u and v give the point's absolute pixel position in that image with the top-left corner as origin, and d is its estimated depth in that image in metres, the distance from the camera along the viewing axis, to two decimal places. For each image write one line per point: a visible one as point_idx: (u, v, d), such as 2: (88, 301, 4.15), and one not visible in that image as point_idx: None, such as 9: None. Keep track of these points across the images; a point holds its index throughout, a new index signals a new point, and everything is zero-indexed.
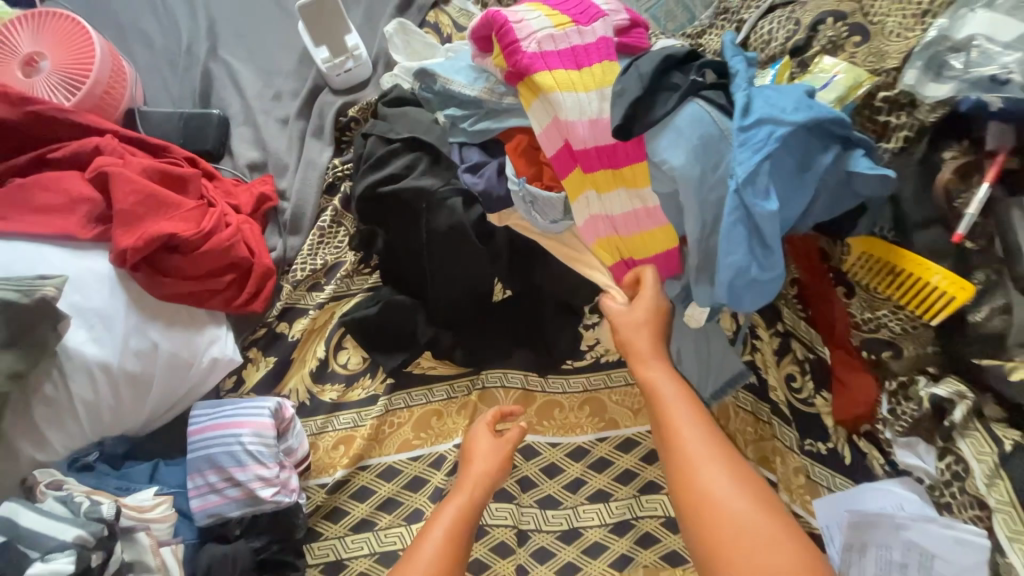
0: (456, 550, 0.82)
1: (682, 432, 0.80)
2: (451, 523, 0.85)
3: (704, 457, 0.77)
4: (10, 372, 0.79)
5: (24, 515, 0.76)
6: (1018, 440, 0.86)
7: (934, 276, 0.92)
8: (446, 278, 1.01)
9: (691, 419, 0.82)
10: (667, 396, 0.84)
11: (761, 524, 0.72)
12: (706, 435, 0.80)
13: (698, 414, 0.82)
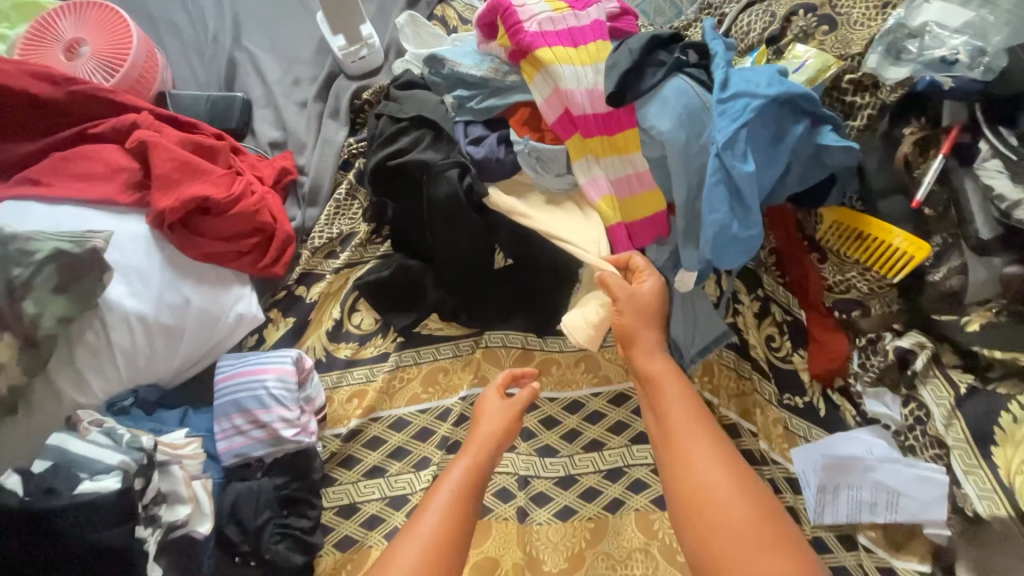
0: (462, 513, 0.86)
1: (681, 431, 0.87)
2: (457, 487, 0.90)
3: (703, 457, 0.83)
4: (61, 317, 0.87)
5: (74, 444, 0.84)
6: (972, 383, 0.97)
7: (896, 238, 1.02)
8: (441, 245, 1.11)
9: (692, 422, 0.88)
10: (670, 402, 0.91)
11: (757, 526, 0.76)
12: (704, 435, 0.86)
13: (698, 416, 0.88)
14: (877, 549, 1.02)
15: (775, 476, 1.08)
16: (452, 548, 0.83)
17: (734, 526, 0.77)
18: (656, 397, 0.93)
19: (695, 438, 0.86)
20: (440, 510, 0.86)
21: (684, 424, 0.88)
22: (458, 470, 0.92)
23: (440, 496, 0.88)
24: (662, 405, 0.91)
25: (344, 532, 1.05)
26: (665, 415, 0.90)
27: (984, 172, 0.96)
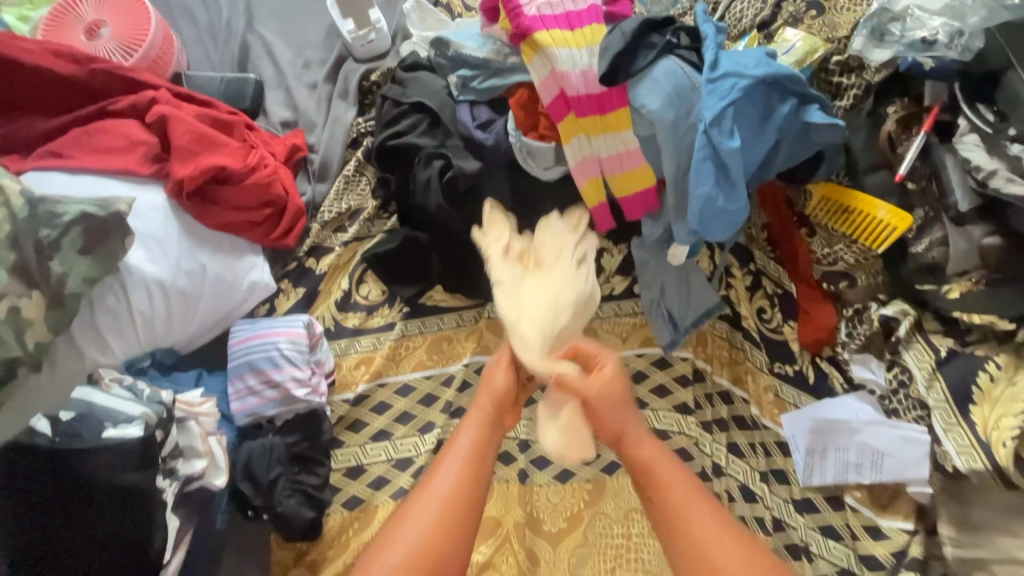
0: (474, 480, 0.83)
1: (710, 552, 0.73)
2: (468, 458, 0.85)
3: (721, 549, 0.73)
4: (86, 277, 0.91)
5: (97, 395, 0.89)
6: (952, 346, 1.02)
7: (880, 211, 1.07)
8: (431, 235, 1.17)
9: (725, 541, 0.74)
10: (674, 484, 0.79)
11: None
12: (743, 560, 0.72)
13: (736, 537, 0.74)
14: (862, 509, 1.07)
15: (766, 440, 1.12)
16: (459, 520, 0.80)
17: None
18: (671, 522, 0.77)
19: (733, 563, 0.72)
20: (449, 481, 0.82)
21: (717, 548, 0.73)
22: (466, 438, 0.87)
23: (447, 470, 0.83)
24: (687, 523, 0.76)
25: (352, 492, 1.09)
26: (689, 532, 0.75)
27: (962, 145, 1.00)
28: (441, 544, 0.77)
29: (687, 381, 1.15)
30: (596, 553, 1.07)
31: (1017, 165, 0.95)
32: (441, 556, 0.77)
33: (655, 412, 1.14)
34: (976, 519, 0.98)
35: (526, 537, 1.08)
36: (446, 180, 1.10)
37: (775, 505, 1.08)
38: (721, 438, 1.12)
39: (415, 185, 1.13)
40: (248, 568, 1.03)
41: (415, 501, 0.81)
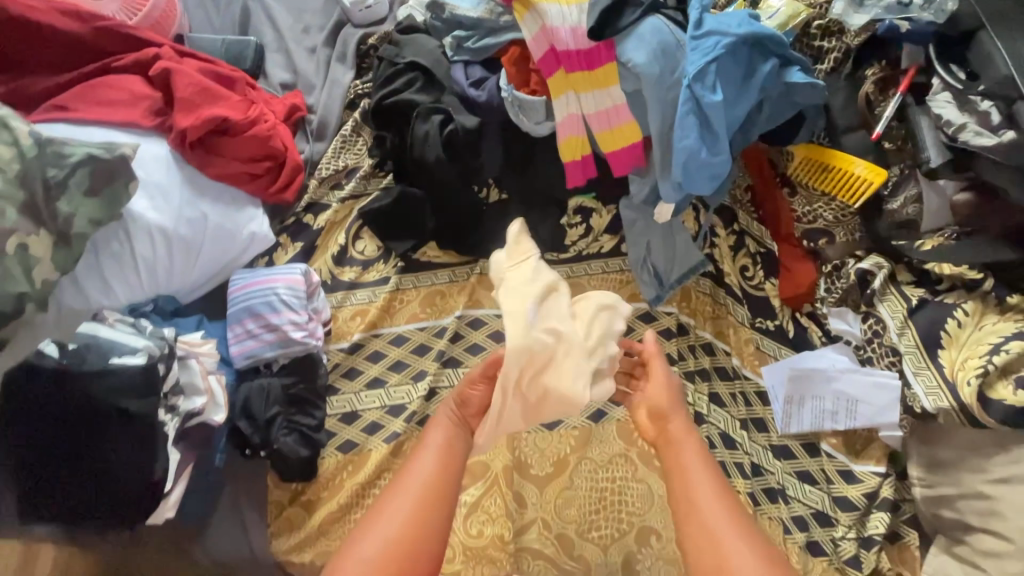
0: (449, 471, 0.86)
1: (708, 514, 0.82)
2: (442, 451, 0.88)
3: (728, 528, 0.81)
4: (92, 218, 0.95)
5: (103, 329, 0.93)
6: (923, 296, 1.08)
7: (857, 167, 1.12)
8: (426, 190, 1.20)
9: (721, 513, 0.82)
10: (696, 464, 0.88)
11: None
12: (734, 529, 0.80)
13: (729, 510, 0.82)
14: (837, 454, 1.11)
15: (746, 389, 1.16)
16: (435, 511, 0.82)
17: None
18: (682, 486, 0.86)
19: (726, 529, 0.81)
20: (427, 470, 0.85)
21: (712, 513, 0.82)
22: (438, 433, 0.89)
23: (424, 460, 0.86)
24: (689, 490, 0.85)
25: (346, 436, 1.12)
26: (689, 499, 0.85)
27: (935, 103, 1.04)
28: (424, 524, 0.81)
29: (671, 334, 1.19)
30: (581, 496, 1.10)
31: (984, 120, 0.99)
32: (423, 536, 0.80)
33: None
34: (942, 459, 1.03)
35: (514, 480, 1.12)
36: (446, 133, 1.14)
37: (754, 451, 1.12)
38: (703, 387, 1.16)
39: (413, 139, 1.15)
40: (245, 506, 1.06)
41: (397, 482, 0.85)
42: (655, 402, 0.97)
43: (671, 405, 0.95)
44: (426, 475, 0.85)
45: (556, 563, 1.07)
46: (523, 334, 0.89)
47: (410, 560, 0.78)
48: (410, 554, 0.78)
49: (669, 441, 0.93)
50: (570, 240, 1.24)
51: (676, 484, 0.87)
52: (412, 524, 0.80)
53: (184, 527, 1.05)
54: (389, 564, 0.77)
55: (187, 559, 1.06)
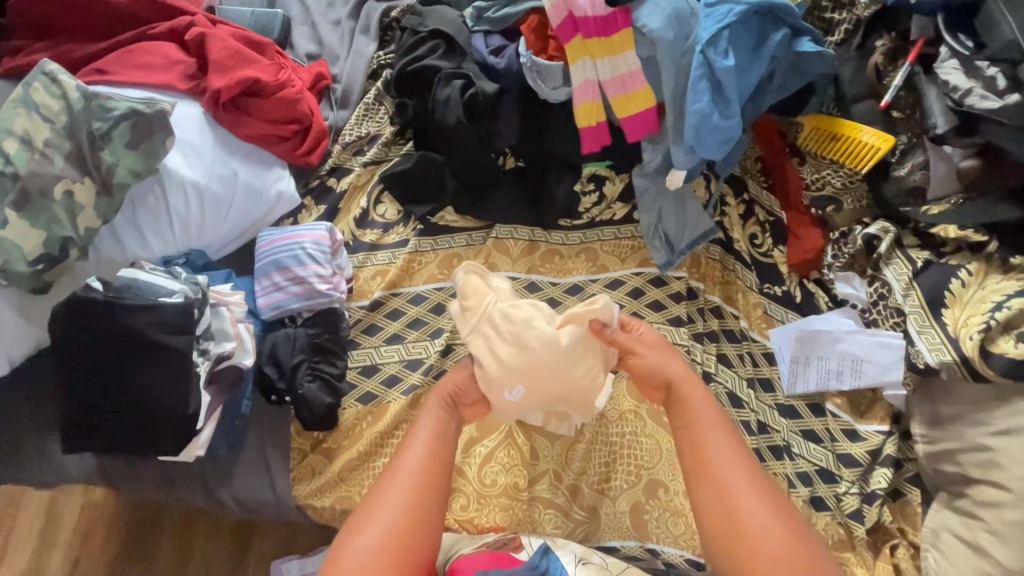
0: (438, 465, 0.90)
1: (715, 469, 0.86)
2: (433, 439, 0.92)
3: (734, 477, 0.85)
4: (132, 170, 1.00)
5: (141, 274, 0.98)
6: (928, 258, 1.12)
7: (866, 133, 1.15)
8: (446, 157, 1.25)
9: (730, 464, 0.86)
10: (703, 421, 0.91)
11: (793, 552, 0.78)
12: (742, 478, 0.85)
13: (736, 459, 0.87)
14: (842, 414, 1.14)
15: (753, 350, 1.20)
16: (432, 492, 0.88)
17: (765, 545, 0.80)
18: (691, 441, 0.90)
19: (733, 479, 0.85)
20: (417, 461, 0.89)
21: (720, 464, 0.86)
22: (426, 424, 0.93)
23: (417, 450, 0.90)
24: (697, 445, 0.89)
25: (366, 389, 1.16)
26: (697, 453, 0.89)
27: (942, 70, 1.08)
28: (415, 516, 0.85)
29: (680, 297, 1.22)
30: (592, 449, 1.14)
31: (991, 85, 1.02)
32: (422, 517, 0.85)
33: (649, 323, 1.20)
34: (944, 415, 1.07)
35: (528, 434, 1.16)
36: (467, 96, 1.18)
37: (760, 410, 1.15)
38: (712, 348, 1.19)
39: (434, 103, 1.21)
40: (270, 451, 1.12)
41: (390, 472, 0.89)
42: (647, 368, 0.97)
43: (669, 361, 0.97)
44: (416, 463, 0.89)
45: (567, 513, 1.11)
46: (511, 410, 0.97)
47: (413, 539, 0.83)
48: (413, 537, 0.83)
49: (676, 396, 0.95)
50: (584, 207, 1.27)
51: (684, 441, 0.91)
52: (409, 512, 0.85)
53: (213, 467, 1.11)
54: (395, 548, 0.82)
55: (215, 501, 1.12)
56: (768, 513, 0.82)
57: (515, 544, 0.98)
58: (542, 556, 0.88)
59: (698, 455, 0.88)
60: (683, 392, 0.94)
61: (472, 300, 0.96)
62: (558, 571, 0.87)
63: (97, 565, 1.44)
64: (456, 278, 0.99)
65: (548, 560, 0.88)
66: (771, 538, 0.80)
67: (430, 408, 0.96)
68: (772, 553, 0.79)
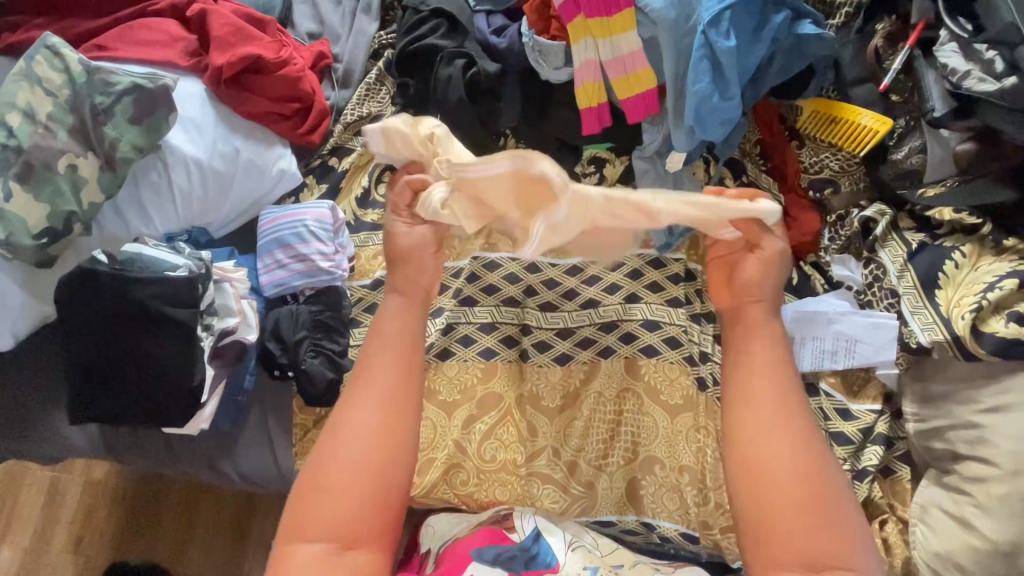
0: (407, 372, 0.84)
1: (755, 407, 0.81)
2: (396, 349, 0.85)
3: (775, 417, 0.80)
4: (135, 144, 1.00)
5: (145, 249, 0.98)
6: (923, 240, 1.14)
7: (864, 117, 1.17)
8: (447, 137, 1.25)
9: (774, 403, 0.81)
10: (761, 354, 0.84)
11: (809, 502, 0.76)
12: (779, 422, 0.80)
13: (778, 403, 0.81)
14: (836, 393, 1.16)
15: None
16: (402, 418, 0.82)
17: (788, 492, 0.76)
18: (742, 371, 0.84)
19: (773, 418, 0.80)
20: (383, 368, 0.84)
21: (762, 401, 0.81)
22: (390, 329, 0.87)
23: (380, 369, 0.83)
24: (747, 378, 0.83)
25: None
26: (743, 387, 0.83)
27: (941, 53, 1.09)
28: (390, 427, 0.81)
29: (678, 278, 1.23)
30: (590, 426, 1.16)
31: (989, 67, 1.04)
32: (393, 450, 0.80)
33: (648, 304, 1.21)
34: (935, 393, 1.09)
35: (527, 411, 1.18)
36: (469, 76, 1.19)
37: None
38: (709, 328, 1.22)
39: (436, 82, 1.21)
40: (272, 425, 1.14)
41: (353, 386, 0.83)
42: (740, 280, 0.88)
43: (763, 287, 0.87)
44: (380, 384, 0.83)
45: (565, 488, 1.13)
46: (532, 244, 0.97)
47: (383, 472, 0.79)
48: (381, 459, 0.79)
49: (743, 325, 0.87)
50: None
51: (733, 368, 0.85)
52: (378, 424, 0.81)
53: (215, 440, 1.13)
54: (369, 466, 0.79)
55: (218, 474, 1.13)
56: (795, 462, 0.78)
57: (510, 524, 0.99)
58: (533, 542, 0.91)
59: (744, 387, 0.83)
60: (749, 318, 0.87)
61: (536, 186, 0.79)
62: (547, 555, 0.90)
63: (100, 542, 1.46)
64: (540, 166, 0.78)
65: (539, 546, 0.91)
66: (792, 488, 0.76)
67: (397, 305, 0.89)
68: (791, 497, 0.76)
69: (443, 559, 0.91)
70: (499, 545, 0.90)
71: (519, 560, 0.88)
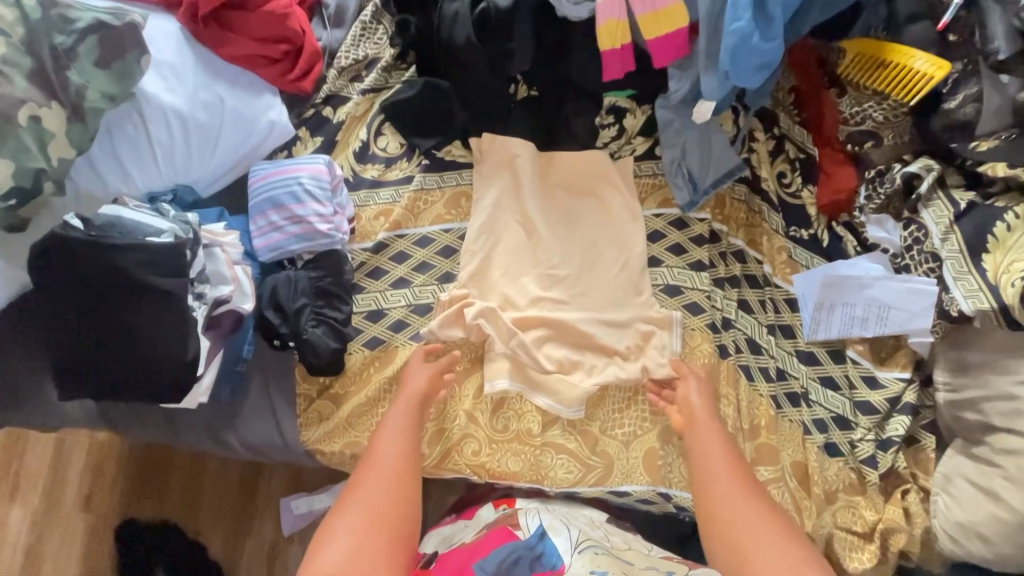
0: (412, 451, 0.98)
1: (718, 486, 0.93)
2: (405, 430, 0.99)
3: (726, 488, 0.93)
4: (104, 92, 0.90)
5: (126, 213, 0.91)
6: (972, 200, 1.06)
7: (919, 60, 1.05)
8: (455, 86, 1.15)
9: (728, 476, 0.94)
10: (706, 437, 0.99)
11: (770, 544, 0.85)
12: (743, 494, 0.92)
13: (736, 478, 0.94)
14: (862, 360, 1.12)
15: (775, 297, 1.15)
16: (407, 483, 0.94)
17: (768, 549, 0.84)
18: (699, 455, 0.98)
19: (725, 486, 0.93)
20: (394, 448, 0.97)
21: (718, 478, 0.94)
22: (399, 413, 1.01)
23: (390, 441, 0.98)
24: (703, 459, 0.97)
25: (372, 333, 1.11)
26: (703, 470, 0.96)
27: None
28: (400, 493, 0.92)
29: (703, 241, 1.15)
30: (606, 396, 1.12)
31: None
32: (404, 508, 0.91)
33: (668, 269, 1.14)
34: (971, 362, 1.04)
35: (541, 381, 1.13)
36: (478, 12, 1.05)
37: (779, 357, 1.13)
38: (732, 293, 1.15)
39: (441, 20, 1.09)
40: (275, 396, 1.09)
41: (362, 474, 0.94)
42: (684, 398, 1.04)
43: (704, 402, 1.03)
44: (393, 453, 0.96)
45: (580, 458, 1.09)
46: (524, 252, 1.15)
47: (395, 526, 0.89)
48: (391, 527, 0.89)
49: (694, 423, 1.01)
50: (602, 141, 1.18)
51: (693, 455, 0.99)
52: (390, 503, 0.91)
53: (218, 412, 1.08)
54: (376, 529, 0.87)
55: (221, 445, 1.10)
56: (755, 516, 0.89)
57: (514, 521, 0.94)
58: (538, 540, 0.87)
59: (703, 469, 0.96)
60: (688, 402, 1.03)
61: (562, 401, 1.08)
62: (553, 556, 0.85)
63: (111, 500, 1.45)
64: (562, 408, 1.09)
65: (544, 544, 0.86)
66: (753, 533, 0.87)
67: (401, 409, 1.01)
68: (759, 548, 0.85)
69: (438, 566, 0.87)
70: (503, 549, 0.85)
71: (524, 563, 0.83)
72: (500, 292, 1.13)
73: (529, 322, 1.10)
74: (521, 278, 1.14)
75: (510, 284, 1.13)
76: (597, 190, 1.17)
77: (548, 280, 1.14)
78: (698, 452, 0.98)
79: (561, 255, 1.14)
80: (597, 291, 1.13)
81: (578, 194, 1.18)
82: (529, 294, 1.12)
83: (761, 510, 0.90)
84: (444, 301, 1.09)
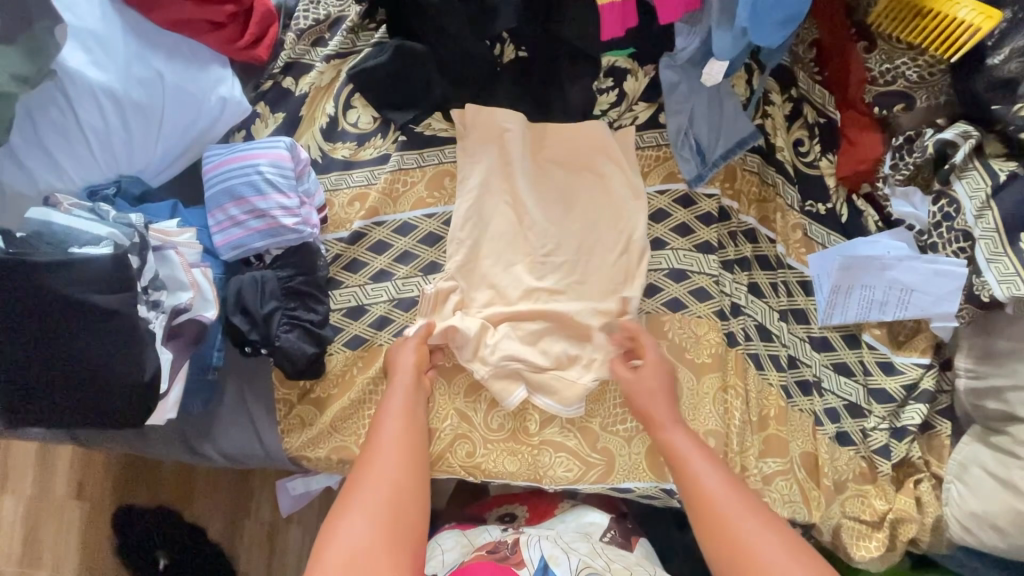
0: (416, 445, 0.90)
1: (711, 498, 0.83)
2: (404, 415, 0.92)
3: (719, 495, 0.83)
4: (15, 73, 0.76)
5: (57, 217, 0.80)
6: (1013, 170, 0.96)
7: (961, 9, 0.89)
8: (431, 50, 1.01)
9: (717, 484, 0.84)
10: (688, 449, 0.89)
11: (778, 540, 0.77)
12: (733, 500, 0.82)
13: (726, 484, 0.84)
14: (879, 345, 1.05)
15: (788, 280, 1.07)
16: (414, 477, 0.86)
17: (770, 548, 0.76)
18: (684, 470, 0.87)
19: (718, 493, 0.83)
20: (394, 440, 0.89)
21: (711, 489, 0.84)
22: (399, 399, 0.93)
23: (390, 427, 0.90)
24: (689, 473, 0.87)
25: (353, 332, 1.02)
26: (691, 483, 0.86)
27: None
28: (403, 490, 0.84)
29: (711, 220, 1.05)
30: (609, 390, 1.05)
31: None
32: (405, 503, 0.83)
33: (674, 252, 1.04)
34: (998, 349, 0.98)
35: None
36: None
37: (791, 344, 1.05)
38: (742, 277, 1.05)
39: None
40: (251, 403, 1.02)
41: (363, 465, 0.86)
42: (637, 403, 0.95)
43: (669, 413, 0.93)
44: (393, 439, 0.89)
45: (580, 456, 1.03)
46: (515, 238, 1.04)
47: (399, 521, 0.81)
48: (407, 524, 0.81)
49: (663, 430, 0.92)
50: (601, 109, 1.05)
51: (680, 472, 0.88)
52: (392, 497, 0.82)
53: (191, 421, 1.01)
54: (390, 533, 0.78)
55: (198, 455, 1.03)
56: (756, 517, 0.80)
57: (516, 558, 0.88)
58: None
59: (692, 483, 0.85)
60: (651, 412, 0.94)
61: (558, 404, 1.01)
62: None
63: (105, 486, 1.35)
64: (564, 408, 1.01)
65: None
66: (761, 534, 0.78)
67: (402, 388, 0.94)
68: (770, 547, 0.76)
69: None
70: None
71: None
72: (489, 284, 1.03)
73: (523, 316, 1.01)
74: (514, 267, 1.04)
75: (502, 274, 1.03)
76: (595, 164, 1.05)
77: (541, 268, 1.04)
78: (684, 464, 0.88)
79: (555, 241, 1.04)
80: (595, 279, 1.04)
81: (575, 169, 1.06)
82: (523, 285, 1.03)
83: (751, 511, 0.81)
84: (429, 296, 1.00)
